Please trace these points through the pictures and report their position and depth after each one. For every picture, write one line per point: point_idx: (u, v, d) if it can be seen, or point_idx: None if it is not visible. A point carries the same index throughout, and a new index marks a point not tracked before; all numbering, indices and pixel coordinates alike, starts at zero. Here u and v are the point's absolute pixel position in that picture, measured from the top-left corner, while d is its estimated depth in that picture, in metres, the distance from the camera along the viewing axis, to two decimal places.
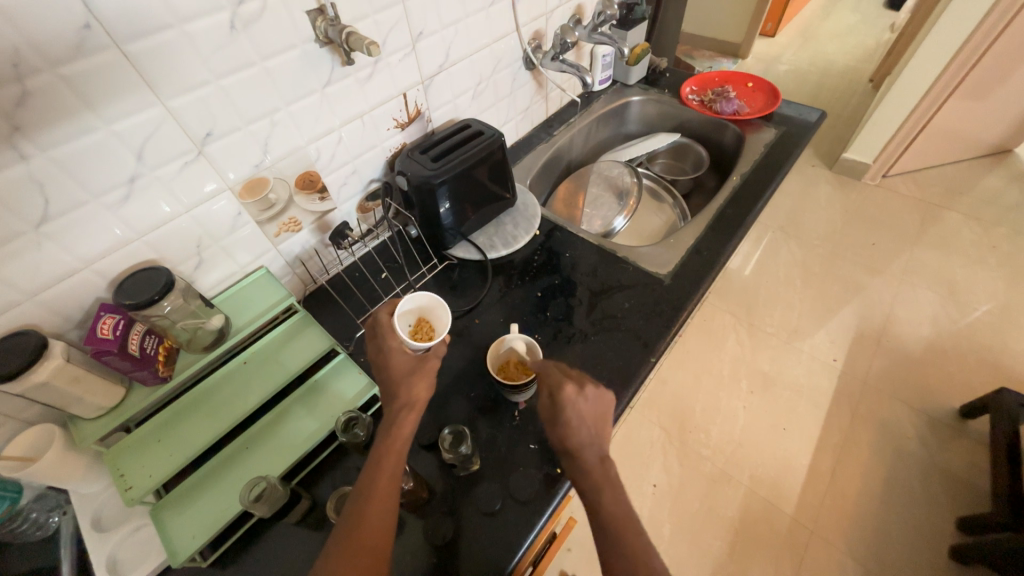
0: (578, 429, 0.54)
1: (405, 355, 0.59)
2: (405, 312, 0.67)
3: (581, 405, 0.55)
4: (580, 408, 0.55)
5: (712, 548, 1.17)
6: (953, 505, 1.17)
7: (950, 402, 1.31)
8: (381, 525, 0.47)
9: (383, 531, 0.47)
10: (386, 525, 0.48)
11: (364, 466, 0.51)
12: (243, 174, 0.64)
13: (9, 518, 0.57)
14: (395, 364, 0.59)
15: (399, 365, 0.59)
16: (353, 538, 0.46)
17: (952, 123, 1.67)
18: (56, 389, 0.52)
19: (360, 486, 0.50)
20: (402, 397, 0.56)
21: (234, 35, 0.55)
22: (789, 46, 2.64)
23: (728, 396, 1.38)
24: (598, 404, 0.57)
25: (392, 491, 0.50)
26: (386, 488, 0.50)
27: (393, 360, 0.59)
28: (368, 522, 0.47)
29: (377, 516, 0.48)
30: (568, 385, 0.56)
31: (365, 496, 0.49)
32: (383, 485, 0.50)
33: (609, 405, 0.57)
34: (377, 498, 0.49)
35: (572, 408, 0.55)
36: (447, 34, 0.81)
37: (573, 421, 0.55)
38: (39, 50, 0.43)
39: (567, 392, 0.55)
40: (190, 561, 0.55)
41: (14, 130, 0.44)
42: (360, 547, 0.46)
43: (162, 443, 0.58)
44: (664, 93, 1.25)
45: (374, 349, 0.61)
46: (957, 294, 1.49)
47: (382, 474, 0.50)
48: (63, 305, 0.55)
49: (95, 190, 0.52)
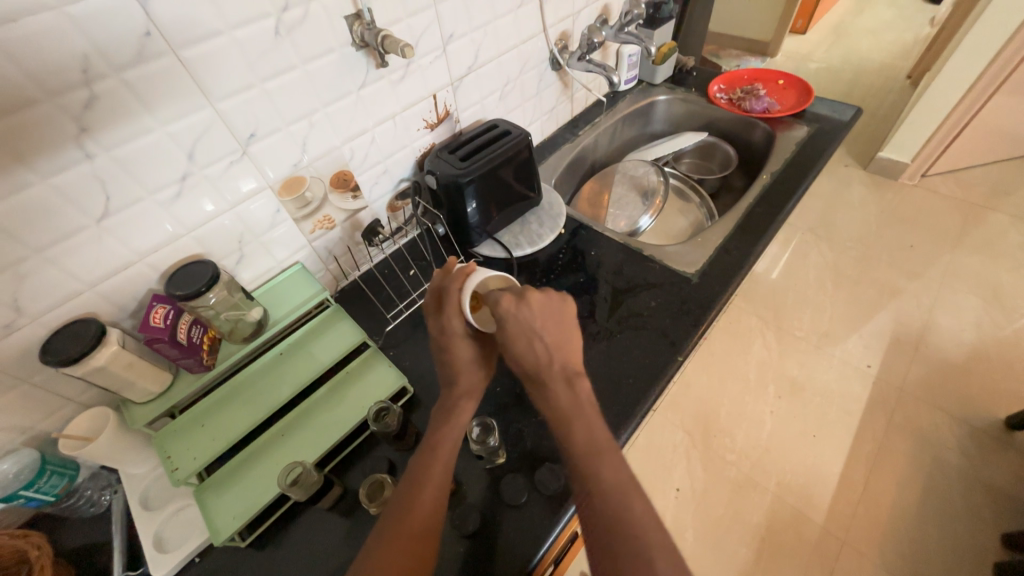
0: (535, 338, 0.55)
1: (465, 343, 0.60)
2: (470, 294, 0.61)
3: (524, 320, 0.56)
4: (526, 318, 0.56)
5: (737, 556, 1.15)
6: (997, 519, 1.12)
7: (994, 412, 1.25)
8: (434, 508, 0.49)
9: (435, 515, 0.49)
10: (438, 513, 0.49)
11: (416, 454, 0.53)
12: (282, 173, 0.68)
13: (66, 495, 0.62)
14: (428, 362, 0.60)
15: (460, 352, 0.59)
16: (403, 521, 0.47)
17: (998, 120, 1.59)
18: (112, 373, 0.55)
19: (411, 473, 0.51)
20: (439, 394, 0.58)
21: (278, 40, 0.58)
22: (820, 43, 2.57)
23: (755, 401, 1.35)
24: (531, 324, 0.56)
25: (446, 477, 0.51)
26: (441, 479, 0.51)
27: (455, 349, 0.59)
28: (423, 505, 0.48)
29: (431, 500, 0.49)
30: (501, 302, 0.57)
31: (420, 481, 0.50)
32: (439, 474, 0.51)
33: (552, 304, 0.58)
34: (433, 484, 0.50)
35: (513, 328, 0.55)
36: (476, 36, 0.82)
37: (528, 336, 0.56)
38: (104, 56, 0.47)
39: (503, 308, 0.56)
40: (229, 541, 0.58)
41: (81, 131, 0.48)
42: (415, 526, 0.47)
43: (206, 427, 0.62)
44: (691, 92, 1.23)
45: (435, 327, 0.61)
46: (1003, 299, 1.42)
47: (436, 462, 0.52)
48: (118, 296, 0.59)
49: (150, 186, 0.55)
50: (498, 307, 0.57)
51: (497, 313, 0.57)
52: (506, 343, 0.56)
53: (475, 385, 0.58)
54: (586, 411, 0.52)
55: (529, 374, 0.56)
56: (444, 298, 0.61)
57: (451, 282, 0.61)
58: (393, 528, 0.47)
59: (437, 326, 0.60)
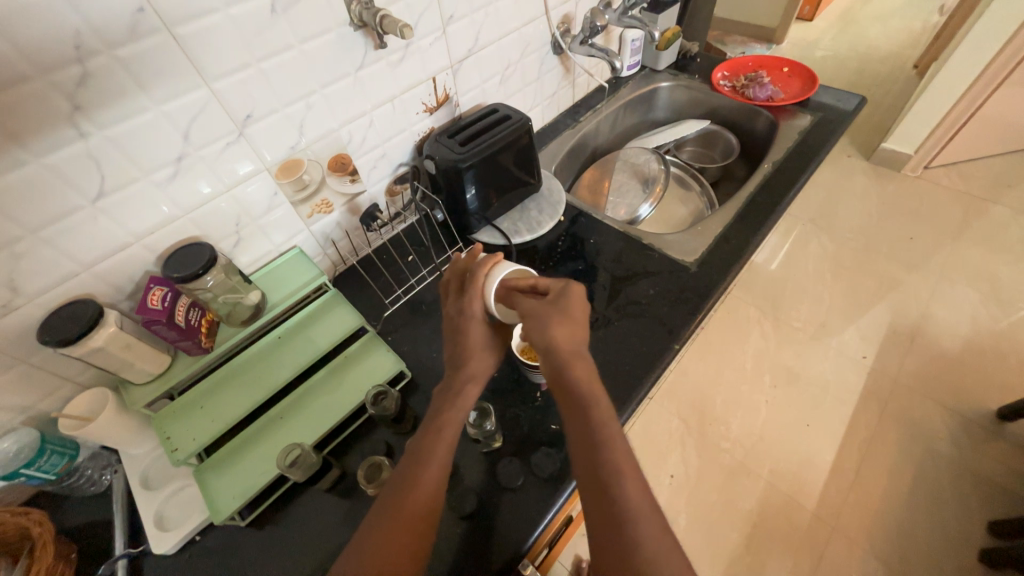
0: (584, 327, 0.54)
1: (481, 326, 0.58)
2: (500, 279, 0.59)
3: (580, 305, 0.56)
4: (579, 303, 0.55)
5: (728, 540, 1.17)
6: (985, 508, 1.14)
7: (986, 403, 1.26)
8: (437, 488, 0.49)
9: (437, 494, 0.49)
10: (438, 494, 0.49)
11: (418, 439, 0.53)
12: (279, 156, 0.67)
13: (67, 474, 0.62)
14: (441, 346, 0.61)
15: (474, 335, 0.58)
16: (407, 498, 0.48)
17: (1004, 112, 1.58)
18: (110, 355, 0.55)
19: (417, 452, 0.52)
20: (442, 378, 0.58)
21: (274, 19, 0.57)
22: (827, 30, 2.53)
23: (750, 391, 1.36)
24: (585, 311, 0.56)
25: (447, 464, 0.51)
26: (442, 464, 0.51)
27: (468, 331, 0.58)
28: (426, 485, 0.49)
29: (434, 480, 0.49)
30: (571, 286, 0.56)
31: (424, 461, 0.51)
32: (443, 455, 0.51)
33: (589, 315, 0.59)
34: (437, 465, 0.51)
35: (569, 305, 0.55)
36: (477, 18, 0.81)
37: (580, 318, 0.54)
38: (97, 32, 0.46)
39: (569, 290, 0.56)
40: (229, 520, 0.59)
41: (74, 109, 0.47)
42: (419, 504, 0.48)
43: (205, 409, 0.62)
44: (694, 79, 1.22)
45: (455, 309, 0.60)
46: (1001, 293, 1.42)
47: (439, 443, 0.52)
48: (116, 278, 0.59)
49: (146, 167, 0.55)
50: (565, 286, 0.56)
51: (560, 290, 0.56)
52: (563, 311, 0.53)
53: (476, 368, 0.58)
54: (599, 399, 0.49)
55: (568, 348, 0.51)
56: (469, 280, 0.59)
57: (478, 268, 0.59)
58: (398, 505, 0.48)
59: (457, 307, 0.60)
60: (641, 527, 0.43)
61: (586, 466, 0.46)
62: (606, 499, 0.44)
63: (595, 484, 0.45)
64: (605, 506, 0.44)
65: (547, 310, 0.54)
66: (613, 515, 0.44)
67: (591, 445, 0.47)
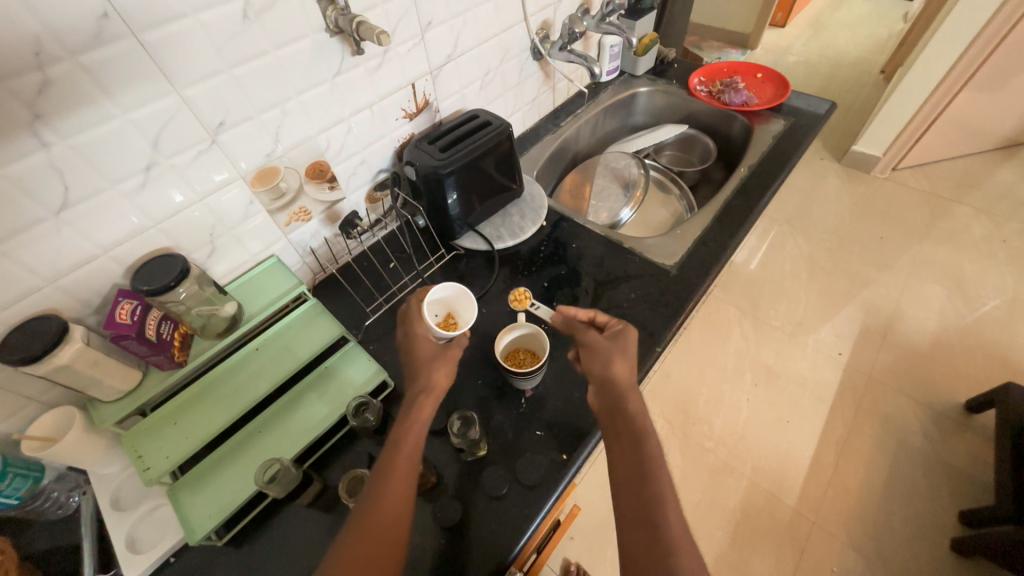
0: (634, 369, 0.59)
1: None
2: (439, 298, 0.69)
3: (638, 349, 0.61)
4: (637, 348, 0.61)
5: (713, 538, 1.19)
6: (955, 497, 1.18)
7: (954, 397, 1.31)
8: (403, 502, 0.49)
9: (401, 509, 0.49)
10: (404, 508, 0.49)
11: (383, 450, 0.53)
12: (254, 163, 0.65)
13: (30, 497, 0.59)
14: (420, 349, 0.61)
15: (422, 350, 0.61)
16: (372, 514, 0.48)
17: (964, 116, 1.65)
18: (77, 372, 0.53)
19: (378, 471, 0.51)
20: (420, 382, 0.58)
21: (247, 24, 0.56)
22: (799, 37, 2.60)
23: (732, 389, 1.39)
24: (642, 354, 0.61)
25: (411, 475, 0.51)
26: (406, 476, 0.51)
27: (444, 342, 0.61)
28: (388, 503, 0.49)
29: (397, 498, 0.49)
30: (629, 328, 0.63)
31: (384, 479, 0.50)
32: (403, 467, 0.51)
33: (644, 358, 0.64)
34: (396, 483, 0.50)
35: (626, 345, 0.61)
36: (456, 23, 0.81)
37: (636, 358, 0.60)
38: (58, 38, 0.44)
39: (628, 333, 0.62)
40: (206, 540, 0.57)
41: (35, 118, 0.46)
42: (386, 517, 0.48)
43: (179, 425, 0.60)
44: (672, 84, 1.24)
45: (402, 334, 0.64)
46: (965, 289, 1.48)
47: (400, 459, 0.52)
48: (81, 291, 0.57)
49: (113, 177, 0.53)
50: (622, 327, 0.63)
51: (617, 329, 0.63)
52: (621, 351, 0.60)
53: (431, 381, 0.58)
54: (651, 438, 0.53)
55: (626, 385, 0.57)
56: (410, 311, 0.65)
57: (411, 298, 0.67)
58: (365, 518, 0.48)
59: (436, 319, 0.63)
60: (682, 558, 0.45)
61: (633, 489, 0.50)
62: (646, 519, 0.48)
63: (640, 514, 0.48)
64: (650, 529, 0.47)
65: (609, 350, 0.60)
66: (654, 538, 0.46)
67: (640, 469, 0.51)
